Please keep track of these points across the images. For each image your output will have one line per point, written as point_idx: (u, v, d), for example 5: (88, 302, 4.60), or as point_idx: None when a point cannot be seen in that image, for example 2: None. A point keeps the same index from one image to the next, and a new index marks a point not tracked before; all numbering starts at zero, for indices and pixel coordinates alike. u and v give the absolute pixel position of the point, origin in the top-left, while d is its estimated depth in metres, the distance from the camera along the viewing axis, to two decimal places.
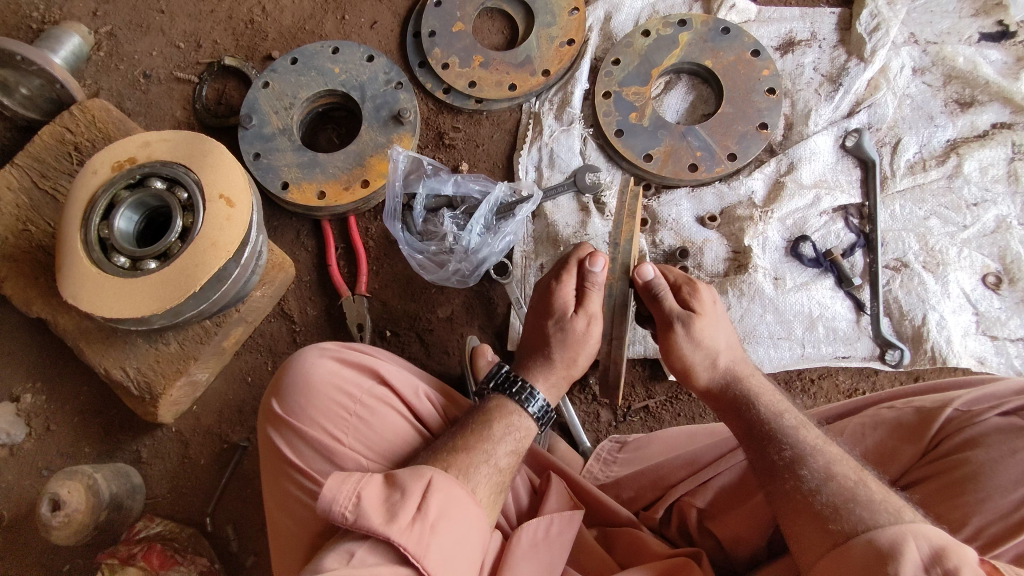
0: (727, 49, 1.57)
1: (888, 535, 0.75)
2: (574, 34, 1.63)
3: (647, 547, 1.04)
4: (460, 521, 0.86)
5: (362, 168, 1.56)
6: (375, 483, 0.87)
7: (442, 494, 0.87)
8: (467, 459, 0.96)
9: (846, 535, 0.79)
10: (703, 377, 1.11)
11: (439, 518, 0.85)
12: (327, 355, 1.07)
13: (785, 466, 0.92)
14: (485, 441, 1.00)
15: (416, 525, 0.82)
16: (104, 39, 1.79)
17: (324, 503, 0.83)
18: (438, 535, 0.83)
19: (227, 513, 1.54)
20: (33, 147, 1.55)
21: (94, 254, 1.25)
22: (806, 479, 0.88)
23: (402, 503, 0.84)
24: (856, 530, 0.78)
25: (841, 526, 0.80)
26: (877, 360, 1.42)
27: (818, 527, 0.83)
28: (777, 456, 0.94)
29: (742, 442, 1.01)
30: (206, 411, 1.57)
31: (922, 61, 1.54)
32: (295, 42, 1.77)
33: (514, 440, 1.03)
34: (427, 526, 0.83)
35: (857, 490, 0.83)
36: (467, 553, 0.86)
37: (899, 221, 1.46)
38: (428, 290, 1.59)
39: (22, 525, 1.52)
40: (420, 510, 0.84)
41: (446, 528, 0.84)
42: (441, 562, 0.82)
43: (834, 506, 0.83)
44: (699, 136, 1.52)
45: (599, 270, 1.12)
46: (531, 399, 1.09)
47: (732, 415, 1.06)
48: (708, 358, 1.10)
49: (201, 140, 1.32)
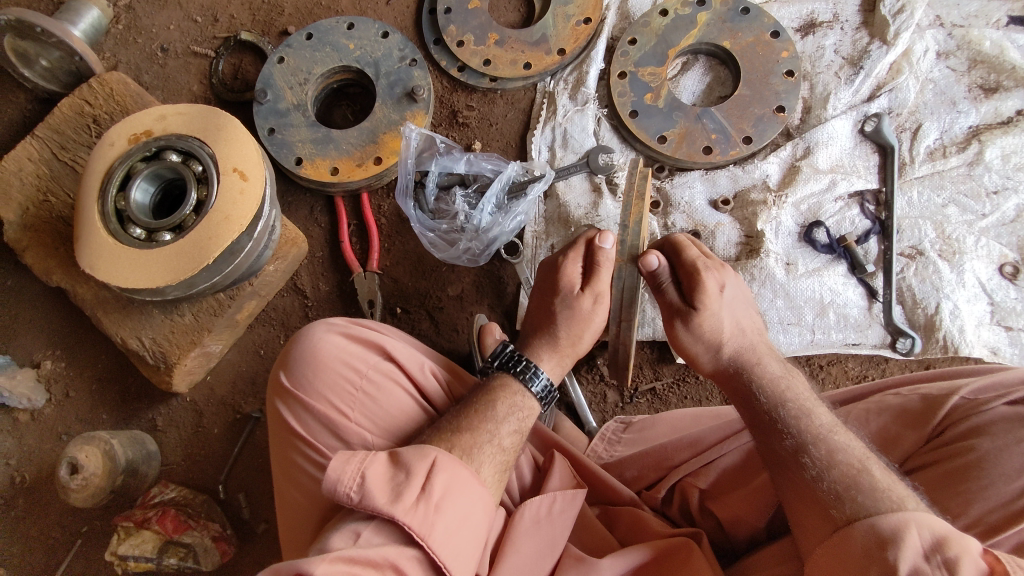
0: (746, 30, 1.54)
1: (890, 522, 0.76)
2: (591, 12, 1.61)
3: (648, 526, 1.05)
4: (464, 500, 0.88)
5: (375, 145, 1.57)
6: (380, 461, 0.88)
7: (446, 474, 0.88)
8: (471, 440, 0.97)
9: (848, 518, 0.81)
10: (707, 364, 1.14)
11: (443, 497, 0.86)
12: (334, 330, 1.08)
13: (789, 453, 0.93)
14: (488, 422, 1.01)
15: (420, 505, 0.84)
16: (122, 12, 1.80)
17: (328, 484, 0.84)
18: (442, 514, 0.84)
19: (239, 482, 1.57)
20: (53, 119, 1.57)
21: (111, 225, 1.27)
22: (806, 467, 0.90)
23: (407, 481, 0.85)
24: (858, 514, 0.80)
25: (842, 512, 0.82)
26: (888, 348, 1.40)
27: (817, 509, 0.84)
28: (781, 445, 0.95)
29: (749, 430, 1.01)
30: (219, 382, 1.60)
31: (947, 44, 1.50)
32: (311, 18, 1.77)
33: (517, 420, 1.04)
34: (431, 506, 0.84)
35: (861, 478, 0.84)
36: (473, 530, 0.87)
37: (917, 208, 1.44)
38: (439, 269, 1.59)
39: (43, 488, 1.58)
40: (425, 490, 0.85)
41: (450, 506, 0.86)
42: (446, 542, 0.83)
43: (837, 492, 0.84)
44: (715, 119, 1.50)
45: (609, 246, 1.11)
46: (535, 377, 1.10)
47: (741, 403, 1.06)
48: (710, 341, 1.10)
49: (215, 114, 1.33)
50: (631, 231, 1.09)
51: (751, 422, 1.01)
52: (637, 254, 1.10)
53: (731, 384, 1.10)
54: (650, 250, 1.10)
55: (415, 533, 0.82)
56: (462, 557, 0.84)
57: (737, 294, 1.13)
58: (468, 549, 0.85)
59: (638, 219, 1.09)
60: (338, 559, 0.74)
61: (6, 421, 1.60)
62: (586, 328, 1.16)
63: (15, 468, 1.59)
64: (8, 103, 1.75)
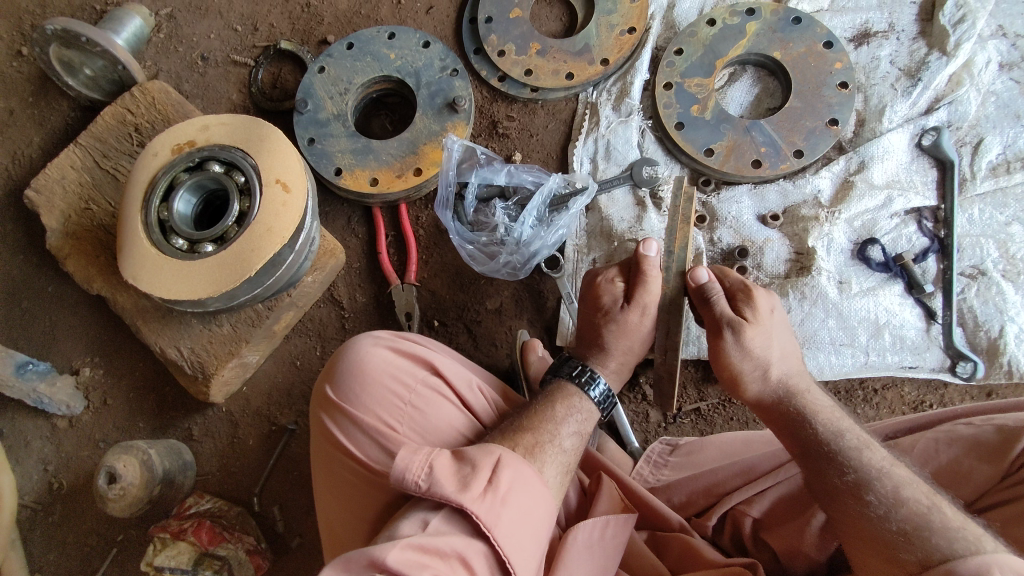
0: (797, 40, 1.49)
1: (970, 565, 0.71)
2: (635, 22, 1.57)
3: (702, 556, 1.01)
4: (530, 495, 0.86)
5: (415, 156, 1.55)
6: (446, 454, 0.87)
7: (513, 468, 0.86)
8: (533, 439, 0.95)
9: (921, 564, 0.77)
10: (754, 388, 1.06)
11: (510, 490, 0.84)
12: (382, 344, 1.06)
13: (849, 489, 0.88)
14: (546, 422, 0.99)
15: (488, 495, 0.82)
16: (164, 21, 1.82)
17: (396, 473, 0.83)
18: (509, 505, 0.83)
19: (273, 495, 1.56)
20: (96, 127, 1.58)
21: (154, 235, 1.27)
22: (872, 507, 0.85)
23: (472, 474, 0.84)
24: (932, 560, 0.76)
25: (914, 556, 0.78)
26: (947, 372, 1.34)
27: (884, 555, 0.81)
28: (839, 480, 0.90)
29: (799, 460, 0.97)
30: (255, 393, 1.59)
31: (1010, 55, 1.44)
32: (350, 27, 1.76)
33: (576, 422, 1.03)
34: (498, 496, 0.83)
35: (932, 514, 0.81)
36: (538, 525, 0.85)
37: (978, 226, 1.38)
38: (478, 281, 1.57)
39: (80, 495, 1.58)
40: (491, 482, 0.84)
41: (516, 499, 0.84)
42: (512, 533, 0.81)
43: (905, 533, 0.81)
44: (765, 131, 1.46)
45: (654, 253, 1.08)
46: (593, 382, 1.10)
47: (786, 432, 1.01)
48: (758, 369, 1.05)
49: (258, 124, 1.33)
50: (676, 255, 1.14)
51: (800, 451, 0.97)
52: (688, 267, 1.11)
53: (776, 415, 1.03)
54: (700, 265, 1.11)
55: (480, 522, 0.80)
56: (526, 552, 0.83)
57: (780, 325, 1.10)
58: (531, 545, 0.83)
59: (682, 245, 1.13)
60: (408, 546, 0.75)
61: (45, 427, 1.61)
62: (635, 336, 1.13)
63: (53, 474, 1.59)
64: (53, 111, 1.77)
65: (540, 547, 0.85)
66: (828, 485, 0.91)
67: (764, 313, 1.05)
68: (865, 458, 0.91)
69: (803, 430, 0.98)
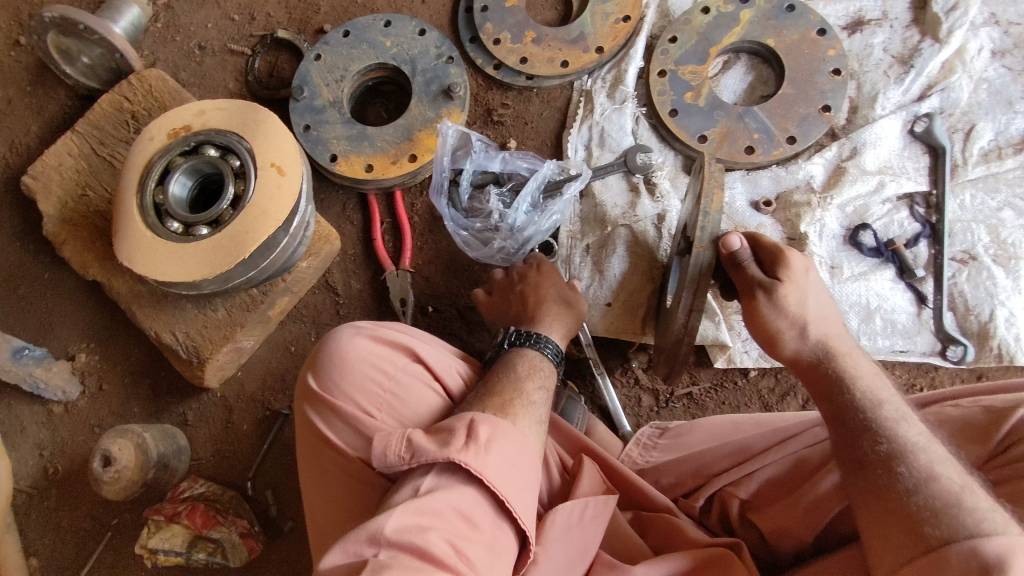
0: (791, 28, 1.50)
1: (993, 545, 0.71)
2: (630, 11, 1.58)
3: (684, 535, 1.03)
4: (511, 441, 0.87)
5: (409, 143, 1.55)
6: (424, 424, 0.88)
7: (488, 419, 0.88)
8: (502, 399, 0.98)
9: (943, 539, 0.75)
10: (791, 346, 1.07)
11: (491, 439, 0.86)
12: (362, 332, 1.07)
13: (880, 460, 0.87)
14: (526, 406, 1.00)
15: (470, 445, 0.84)
16: (162, 10, 1.83)
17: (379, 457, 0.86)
18: (493, 452, 0.84)
19: (267, 479, 1.56)
20: (93, 115, 1.59)
21: (149, 218, 1.28)
22: (902, 478, 0.84)
23: (451, 432, 0.86)
24: (955, 536, 0.74)
25: (938, 531, 0.76)
26: (937, 356, 1.34)
27: (907, 527, 0.79)
28: (872, 450, 0.89)
29: (832, 426, 0.97)
30: (250, 378, 1.60)
31: (1002, 42, 1.45)
32: (346, 16, 1.77)
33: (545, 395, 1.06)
34: (480, 445, 0.84)
35: (963, 496, 0.78)
36: (525, 466, 0.87)
37: (969, 212, 1.39)
38: (471, 268, 1.58)
39: (75, 480, 1.59)
40: (470, 434, 0.85)
41: (499, 446, 0.85)
42: (501, 476, 0.83)
43: (933, 510, 0.79)
44: (758, 118, 1.46)
45: None
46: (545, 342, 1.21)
47: (823, 397, 1.01)
48: (794, 326, 1.06)
49: (255, 109, 1.33)
50: (711, 217, 1.08)
51: (834, 415, 0.97)
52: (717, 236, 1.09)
53: (815, 374, 1.04)
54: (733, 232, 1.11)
55: (469, 471, 0.82)
56: (521, 491, 0.85)
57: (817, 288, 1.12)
58: (523, 486, 0.86)
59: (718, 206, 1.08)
60: (405, 512, 0.76)
61: (41, 413, 1.62)
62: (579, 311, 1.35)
63: (48, 459, 1.60)
64: (51, 99, 1.78)
65: (532, 487, 0.88)
66: (856, 454, 0.90)
67: (799, 271, 1.08)
68: (899, 431, 0.90)
69: (841, 397, 0.98)
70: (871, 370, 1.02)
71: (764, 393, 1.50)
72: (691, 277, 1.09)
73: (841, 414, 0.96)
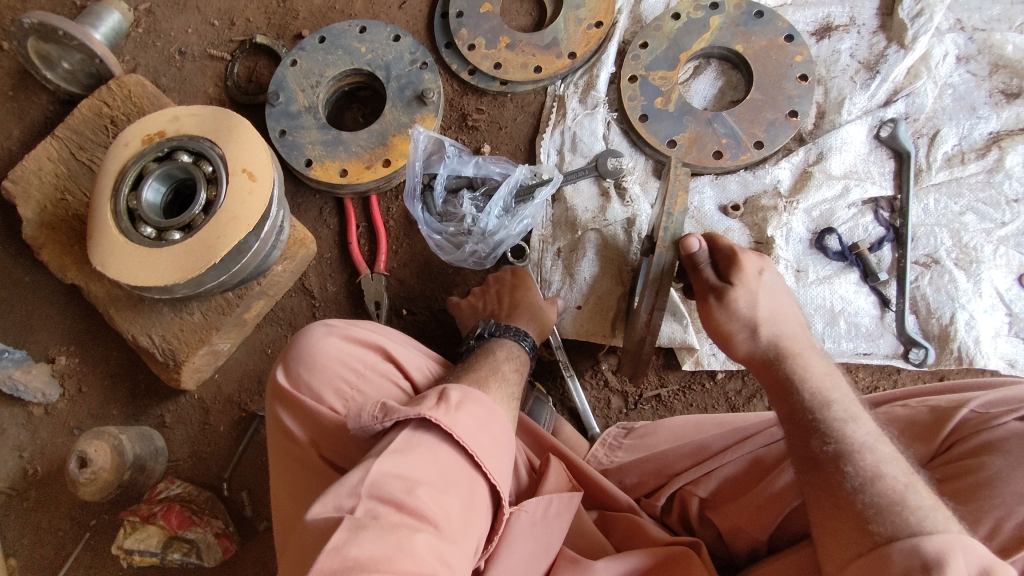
0: (759, 34, 1.52)
1: (933, 543, 0.72)
2: (602, 16, 1.60)
3: (646, 532, 1.05)
4: (482, 404, 0.89)
5: (384, 148, 1.57)
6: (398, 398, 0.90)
7: (458, 386, 0.90)
8: None
9: (887, 537, 0.76)
10: (743, 347, 1.08)
11: (461, 401, 0.87)
12: (333, 331, 1.08)
13: (830, 459, 0.88)
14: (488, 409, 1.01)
15: (440, 406, 0.85)
16: (143, 16, 1.84)
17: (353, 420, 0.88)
18: (463, 410, 0.85)
19: (242, 480, 1.58)
20: (73, 119, 1.60)
21: (123, 224, 1.30)
22: (848, 477, 0.85)
23: (423, 398, 0.88)
24: (898, 535, 0.76)
25: (881, 529, 0.78)
26: (900, 359, 1.37)
27: (854, 524, 0.80)
28: (821, 449, 0.90)
29: (787, 427, 0.97)
30: (227, 380, 1.61)
31: (967, 48, 1.47)
32: (324, 21, 1.79)
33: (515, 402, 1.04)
34: (450, 404, 0.85)
35: (907, 494, 0.79)
36: (497, 428, 0.88)
37: (933, 216, 1.40)
38: (445, 271, 1.59)
39: (54, 482, 1.61)
40: (440, 398, 0.87)
41: (470, 407, 0.86)
42: (473, 433, 0.83)
43: (878, 507, 0.80)
44: (726, 123, 1.48)
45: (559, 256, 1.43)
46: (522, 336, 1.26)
47: (780, 399, 1.00)
48: (746, 327, 1.07)
49: (227, 115, 1.35)
50: (675, 218, 1.08)
51: (788, 416, 0.97)
52: (677, 239, 1.08)
53: (771, 373, 1.04)
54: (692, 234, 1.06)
55: (441, 427, 0.82)
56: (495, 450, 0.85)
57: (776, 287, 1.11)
58: (497, 446, 0.86)
59: (682, 207, 1.08)
60: (381, 465, 0.76)
61: (20, 415, 1.64)
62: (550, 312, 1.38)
63: (27, 460, 1.62)
64: (32, 104, 1.80)
65: (506, 450, 0.88)
66: (808, 453, 0.91)
67: (750, 272, 1.07)
68: (848, 430, 0.91)
69: (796, 398, 0.98)
70: (823, 369, 1.02)
71: (732, 395, 1.52)
72: (652, 278, 1.11)
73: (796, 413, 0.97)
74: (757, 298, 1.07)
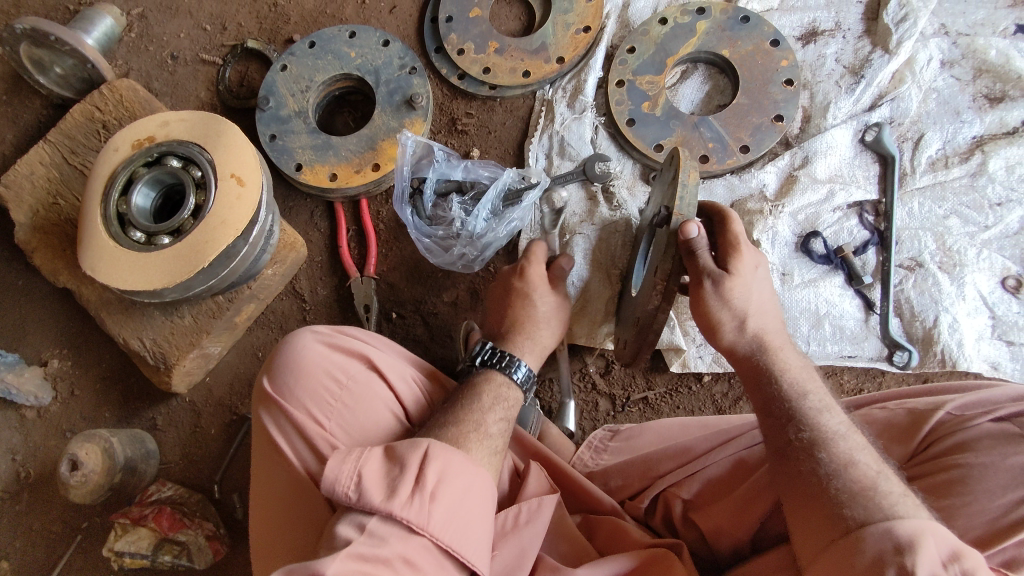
0: (745, 38, 1.53)
1: (906, 526, 0.74)
2: (590, 21, 1.61)
3: (628, 536, 1.05)
4: (461, 484, 0.87)
5: (373, 152, 1.59)
6: (375, 459, 0.88)
7: (439, 461, 0.88)
8: (458, 431, 0.98)
9: (859, 521, 0.78)
10: (729, 337, 1.06)
11: (439, 484, 0.86)
12: (318, 339, 1.09)
13: (802, 447, 0.90)
14: (472, 413, 1.02)
15: (416, 497, 0.83)
16: (135, 21, 1.85)
17: (327, 484, 0.84)
18: (439, 502, 0.84)
19: (233, 483, 1.59)
20: (65, 124, 1.61)
21: (113, 228, 1.31)
22: (822, 463, 0.87)
23: (401, 476, 0.85)
24: (871, 518, 0.77)
25: (854, 513, 0.79)
26: (885, 361, 1.38)
27: (829, 510, 0.81)
28: (795, 437, 0.91)
29: (763, 418, 0.98)
30: (218, 384, 1.62)
31: (951, 53, 1.48)
32: (315, 26, 1.80)
33: (503, 410, 1.07)
34: (427, 495, 0.84)
35: (878, 480, 0.82)
36: (474, 510, 0.87)
37: (917, 219, 1.42)
38: (435, 275, 1.61)
39: (46, 484, 1.62)
40: (419, 481, 0.85)
41: (447, 493, 0.85)
42: (447, 527, 0.83)
43: (851, 493, 0.81)
44: (712, 127, 1.50)
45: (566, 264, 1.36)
46: (515, 366, 1.14)
47: (754, 388, 1.02)
48: (736, 319, 1.04)
49: (215, 120, 1.36)
50: (689, 190, 1.00)
51: (764, 407, 0.98)
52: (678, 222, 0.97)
53: (748, 365, 1.04)
54: (689, 219, 0.96)
55: (413, 523, 0.82)
56: (468, 536, 0.85)
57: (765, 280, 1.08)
58: (473, 529, 0.86)
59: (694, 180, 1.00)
60: (349, 556, 0.76)
61: (13, 418, 1.65)
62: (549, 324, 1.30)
63: (20, 463, 1.63)
64: (25, 109, 1.81)
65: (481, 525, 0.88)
66: (779, 443, 0.92)
67: (745, 264, 1.03)
68: (822, 420, 0.92)
69: (770, 388, 1.00)
70: (800, 365, 1.03)
71: (718, 398, 1.53)
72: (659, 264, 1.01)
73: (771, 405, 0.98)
74: (750, 292, 1.03)
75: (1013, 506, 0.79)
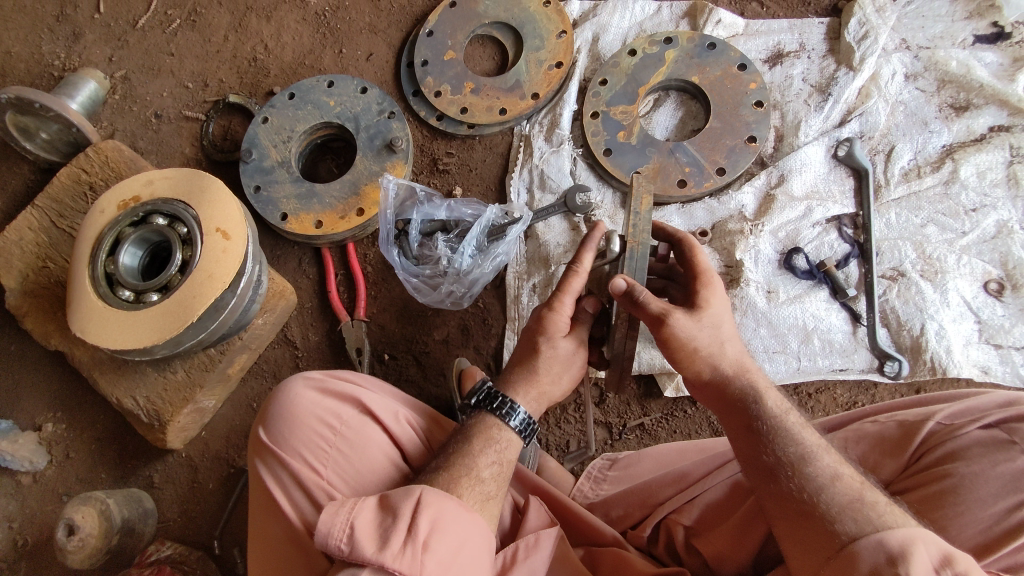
0: (713, 65, 1.57)
1: (897, 535, 0.74)
2: (562, 56, 1.65)
3: (632, 566, 1.04)
4: (455, 531, 0.87)
5: (356, 197, 1.61)
6: (368, 509, 0.88)
7: (431, 509, 0.87)
8: (452, 476, 0.97)
9: (852, 536, 0.78)
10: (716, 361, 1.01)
11: (431, 534, 0.85)
12: (310, 385, 1.10)
13: (789, 463, 0.88)
14: (465, 452, 1.02)
15: (408, 547, 0.83)
16: (119, 83, 1.89)
17: (320, 537, 0.85)
18: (433, 550, 0.83)
19: (233, 536, 1.57)
20: (52, 188, 1.63)
21: (101, 288, 1.32)
22: (813, 478, 0.86)
23: (393, 526, 0.85)
24: (864, 531, 0.77)
25: (846, 527, 0.79)
26: (875, 372, 1.38)
27: (823, 528, 0.81)
28: (781, 454, 0.90)
29: (743, 436, 0.95)
30: (214, 437, 1.62)
31: (914, 66, 1.52)
32: (295, 77, 1.84)
33: (497, 452, 1.02)
34: (419, 545, 0.83)
35: (865, 492, 0.82)
36: (468, 558, 0.86)
37: (895, 230, 1.44)
38: (424, 314, 1.61)
39: (44, 551, 1.60)
40: (411, 531, 0.85)
41: (440, 541, 0.85)
42: None
43: (841, 507, 0.81)
44: (688, 152, 1.52)
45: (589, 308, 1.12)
46: (513, 412, 1.06)
47: (731, 411, 0.98)
48: (721, 342, 1.01)
49: (199, 176, 1.38)
50: (643, 218, 1.03)
51: (744, 426, 0.95)
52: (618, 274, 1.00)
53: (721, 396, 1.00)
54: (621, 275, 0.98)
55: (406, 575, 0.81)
56: None
57: None
58: None
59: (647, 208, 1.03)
60: None
61: (9, 484, 1.63)
62: (565, 371, 1.12)
63: (18, 530, 1.61)
64: (14, 175, 1.83)
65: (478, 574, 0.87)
66: (766, 463, 0.91)
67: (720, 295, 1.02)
68: (805, 436, 0.91)
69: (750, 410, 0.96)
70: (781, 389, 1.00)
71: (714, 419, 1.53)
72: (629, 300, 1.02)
73: (748, 420, 0.95)
74: (728, 318, 1.02)
75: (1006, 513, 0.79)
